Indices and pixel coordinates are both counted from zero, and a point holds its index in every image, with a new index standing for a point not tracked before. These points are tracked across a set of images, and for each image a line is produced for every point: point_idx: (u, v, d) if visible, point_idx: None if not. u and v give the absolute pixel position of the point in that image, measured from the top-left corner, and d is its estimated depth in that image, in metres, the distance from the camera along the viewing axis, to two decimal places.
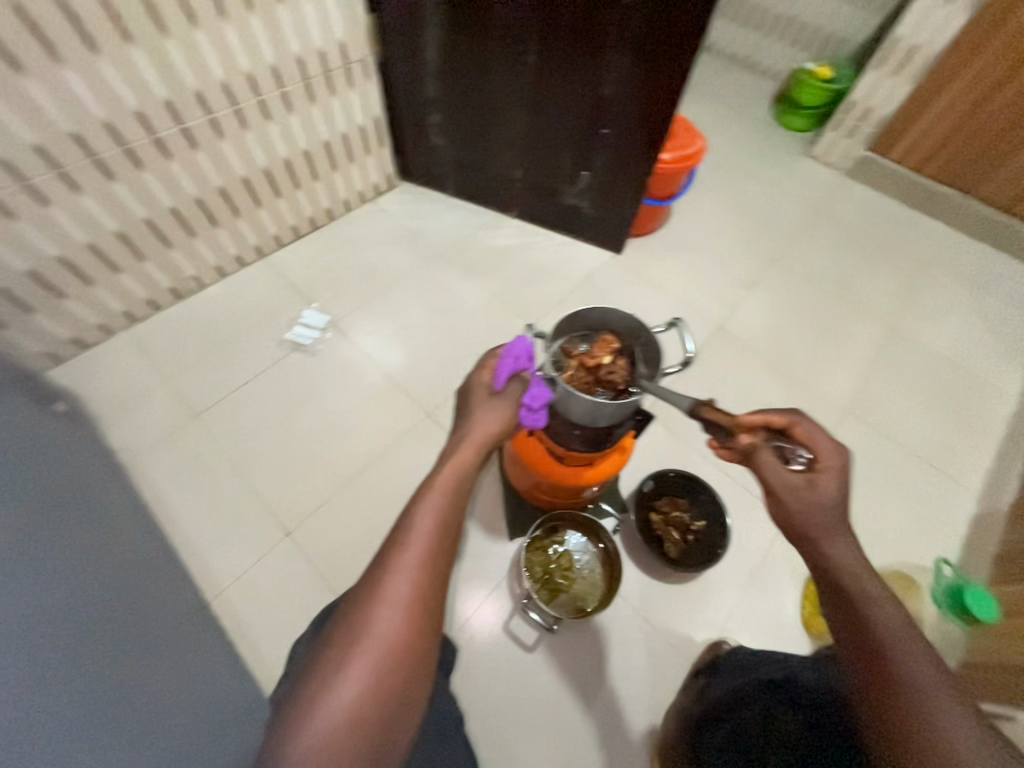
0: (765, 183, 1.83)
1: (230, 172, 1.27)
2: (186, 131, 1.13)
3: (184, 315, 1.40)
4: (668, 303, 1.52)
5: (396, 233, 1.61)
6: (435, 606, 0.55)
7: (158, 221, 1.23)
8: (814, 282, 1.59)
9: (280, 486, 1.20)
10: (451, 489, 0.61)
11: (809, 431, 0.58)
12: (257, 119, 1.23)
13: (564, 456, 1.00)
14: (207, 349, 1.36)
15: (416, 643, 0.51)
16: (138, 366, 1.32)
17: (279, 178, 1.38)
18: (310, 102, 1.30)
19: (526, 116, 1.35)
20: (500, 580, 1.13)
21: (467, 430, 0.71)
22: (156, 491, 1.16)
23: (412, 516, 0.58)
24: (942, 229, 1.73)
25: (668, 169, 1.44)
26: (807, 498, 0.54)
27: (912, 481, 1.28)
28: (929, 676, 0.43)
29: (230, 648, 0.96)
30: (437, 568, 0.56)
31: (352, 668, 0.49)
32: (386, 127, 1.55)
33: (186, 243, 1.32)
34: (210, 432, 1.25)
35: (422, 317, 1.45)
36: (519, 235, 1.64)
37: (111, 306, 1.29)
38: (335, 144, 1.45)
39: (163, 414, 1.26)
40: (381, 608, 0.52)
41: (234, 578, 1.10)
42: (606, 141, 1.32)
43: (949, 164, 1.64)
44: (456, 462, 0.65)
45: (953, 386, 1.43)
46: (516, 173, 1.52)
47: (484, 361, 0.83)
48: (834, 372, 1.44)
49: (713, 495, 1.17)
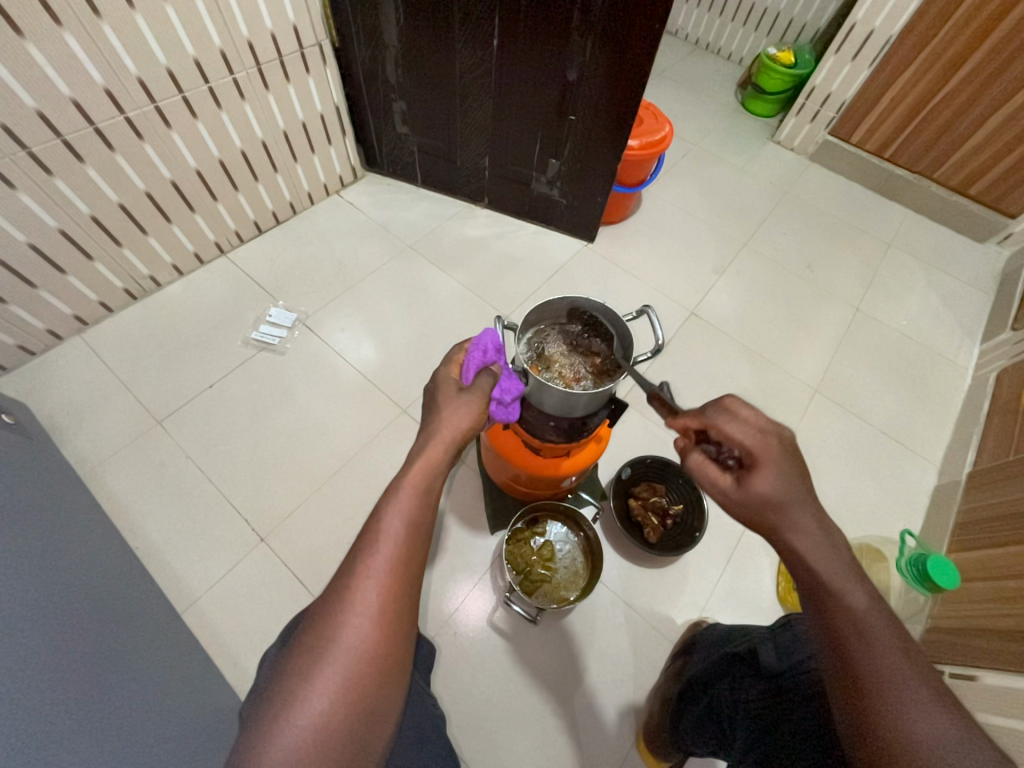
0: (733, 168, 1.84)
1: (182, 165, 1.20)
2: (130, 121, 1.06)
3: (140, 316, 1.33)
4: (641, 290, 1.52)
5: (363, 225, 1.56)
6: (406, 610, 0.52)
7: (105, 218, 1.15)
8: (782, 265, 1.61)
9: (252, 489, 1.14)
10: (423, 486, 0.59)
11: (721, 425, 0.52)
12: (207, 108, 1.15)
13: (539, 448, 0.97)
14: (167, 350, 1.29)
15: (387, 649, 0.49)
16: (92, 371, 1.24)
17: (236, 171, 1.32)
18: (264, 89, 1.23)
19: (492, 102, 1.31)
20: (482, 575, 1.11)
21: (439, 423, 0.68)
22: (117, 502, 1.09)
23: (385, 509, 0.56)
24: (902, 211, 1.77)
25: (637, 155, 1.43)
26: (736, 500, 0.48)
27: (878, 457, 1.31)
28: (899, 673, 0.37)
29: (203, 662, 0.91)
30: (410, 559, 0.53)
31: (318, 682, 0.45)
32: (344, 115, 1.49)
33: (138, 241, 1.24)
34: (175, 437, 1.18)
35: (392, 310, 1.41)
36: (490, 224, 1.60)
37: (60, 310, 1.21)
38: (294, 133, 1.38)
39: (121, 420, 1.19)
40: (348, 615, 0.49)
41: (209, 586, 1.03)
42: (573, 127, 1.29)
43: (906, 147, 1.68)
44: (425, 459, 0.62)
45: (915, 363, 1.47)
46: (483, 161, 1.48)
47: (450, 356, 0.81)
48: (803, 353, 1.46)
49: (682, 476, 1.17)
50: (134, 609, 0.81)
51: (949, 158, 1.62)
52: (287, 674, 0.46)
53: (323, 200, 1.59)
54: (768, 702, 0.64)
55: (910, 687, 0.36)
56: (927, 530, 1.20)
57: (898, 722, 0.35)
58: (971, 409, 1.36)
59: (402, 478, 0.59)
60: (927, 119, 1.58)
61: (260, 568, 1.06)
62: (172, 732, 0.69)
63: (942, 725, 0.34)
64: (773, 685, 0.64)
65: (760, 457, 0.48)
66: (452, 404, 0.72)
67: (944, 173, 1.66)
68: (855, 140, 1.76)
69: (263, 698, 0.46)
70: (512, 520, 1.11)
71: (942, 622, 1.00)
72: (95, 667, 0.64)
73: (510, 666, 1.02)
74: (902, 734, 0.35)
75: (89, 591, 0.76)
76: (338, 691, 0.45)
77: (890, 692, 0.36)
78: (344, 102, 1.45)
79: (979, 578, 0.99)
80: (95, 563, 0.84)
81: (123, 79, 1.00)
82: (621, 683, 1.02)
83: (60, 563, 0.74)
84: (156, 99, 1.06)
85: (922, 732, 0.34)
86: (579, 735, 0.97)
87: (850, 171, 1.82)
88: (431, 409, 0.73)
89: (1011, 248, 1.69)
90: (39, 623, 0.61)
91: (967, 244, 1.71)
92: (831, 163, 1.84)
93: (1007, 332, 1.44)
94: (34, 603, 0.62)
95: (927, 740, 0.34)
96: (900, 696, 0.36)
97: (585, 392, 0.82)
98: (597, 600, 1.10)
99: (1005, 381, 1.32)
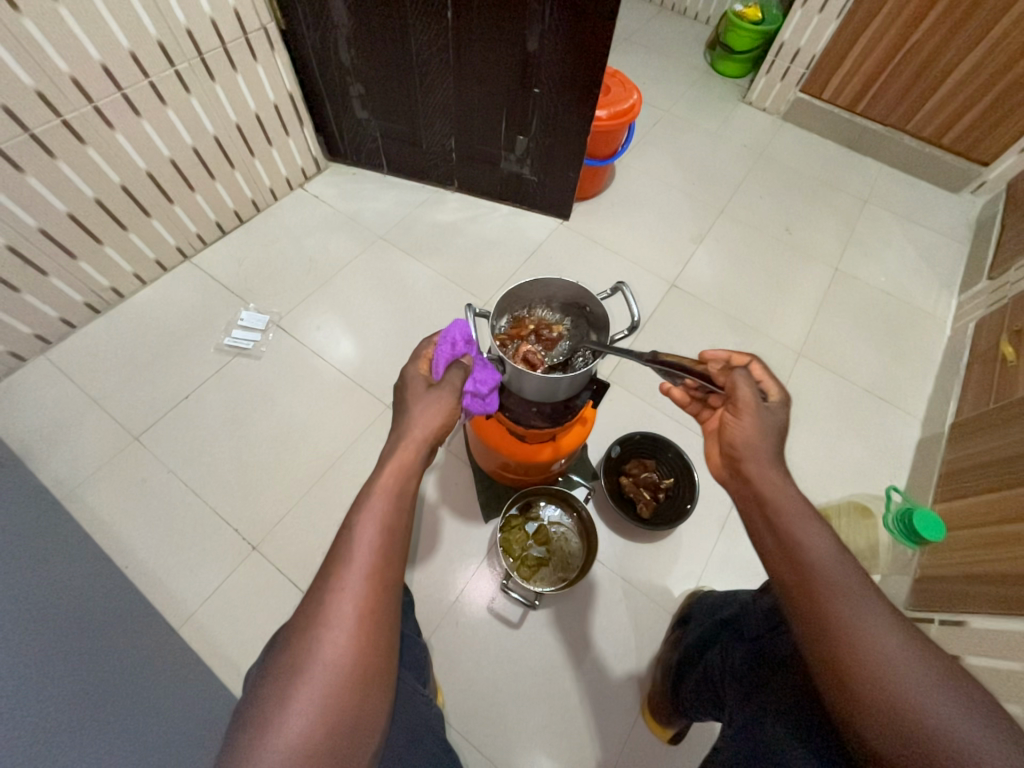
0: (706, 133, 1.78)
1: (131, 168, 1.12)
2: (68, 125, 0.98)
3: (106, 330, 1.26)
4: (620, 265, 1.47)
5: (331, 218, 1.49)
6: (387, 620, 0.49)
7: (55, 231, 1.08)
8: (760, 229, 1.58)
9: (238, 502, 1.10)
10: (396, 487, 0.55)
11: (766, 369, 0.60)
12: (152, 105, 1.08)
13: (524, 435, 0.94)
14: (137, 362, 1.23)
15: (368, 661, 0.46)
16: (60, 392, 1.18)
17: (191, 170, 1.24)
18: (211, 81, 1.15)
19: (453, 79, 1.23)
20: (479, 563, 1.09)
21: (410, 418, 0.64)
22: (101, 525, 1.04)
23: (356, 514, 0.53)
24: (877, 166, 1.74)
25: (607, 126, 1.37)
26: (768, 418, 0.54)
27: (865, 416, 1.31)
28: (856, 592, 0.40)
29: (207, 678, 0.89)
30: (386, 562, 0.51)
31: (296, 703, 0.43)
32: (301, 104, 1.41)
33: (94, 251, 1.17)
34: (156, 454, 1.13)
35: (367, 302, 1.36)
36: (461, 208, 1.54)
37: (19, 330, 1.14)
38: (248, 126, 1.29)
39: (96, 440, 1.13)
40: (324, 631, 0.46)
41: (204, 599, 1.00)
42: (539, 101, 1.23)
43: (878, 100, 1.64)
44: (395, 461, 0.58)
45: (896, 320, 1.46)
46: (449, 144, 1.41)
47: (418, 351, 0.76)
48: (787, 317, 1.44)
49: (670, 451, 1.16)
50: (133, 632, 0.79)
51: (921, 108, 1.59)
52: (263, 698, 0.44)
53: (287, 195, 1.51)
54: (751, 662, 0.62)
55: (865, 606, 0.39)
56: (914, 483, 1.21)
57: (864, 637, 0.38)
58: (951, 360, 1.36)
59: (373, 484, 0.55)
60: (897, 69, 1.54)
61: (254, 579, 1.03)
62: (179, 757, 0.66)
63: (896, 635, 0.38)
64: (757, 647, 0.62)
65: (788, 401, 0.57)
66: (422, 401, 0.67)
67: (917, 125, 1.63)
68: (827, 97, 1.71)
69: (239, 725, 0.43)
70: (505, 507, 1.09)
71: (932, 572, 1.00)
72: (86, 706, 0.61)
73: (515, 652, 1.01)
74: (867, 648, 0.38)
75: (89, 615, 0.74)
76: (319, 711, 0.43)
77: (854, 612, 0.39)
78: (298, 89, 1.37)
79: (964, 526, 1.00)
80: (95, 582, 0.83)
81: (53, 77, 0.92)
82: (627, 660, 1.02)
83: (54, 593, 0.72)
84: (94, 99, 0.99)
85: (885, 647, 0.37)
86: (588, 714, 0.97)
87: (824, 129, 1.77)
88: (399, 408, 0.68)
89: (984, 197, 1.67)
90: (26, 672, 0.58)
91: (941, 195, 1.69)
92: (805, 121, 1.79)
93: (984, 281, 1.43)
94: (17, 649, 0.59)
95: (890, 649, 0.37)
96: (863, 614, 0.39)
97: (565, 376, 0.79)
98: (596, 580, 1.09)
99: (984, 330, 1.32)
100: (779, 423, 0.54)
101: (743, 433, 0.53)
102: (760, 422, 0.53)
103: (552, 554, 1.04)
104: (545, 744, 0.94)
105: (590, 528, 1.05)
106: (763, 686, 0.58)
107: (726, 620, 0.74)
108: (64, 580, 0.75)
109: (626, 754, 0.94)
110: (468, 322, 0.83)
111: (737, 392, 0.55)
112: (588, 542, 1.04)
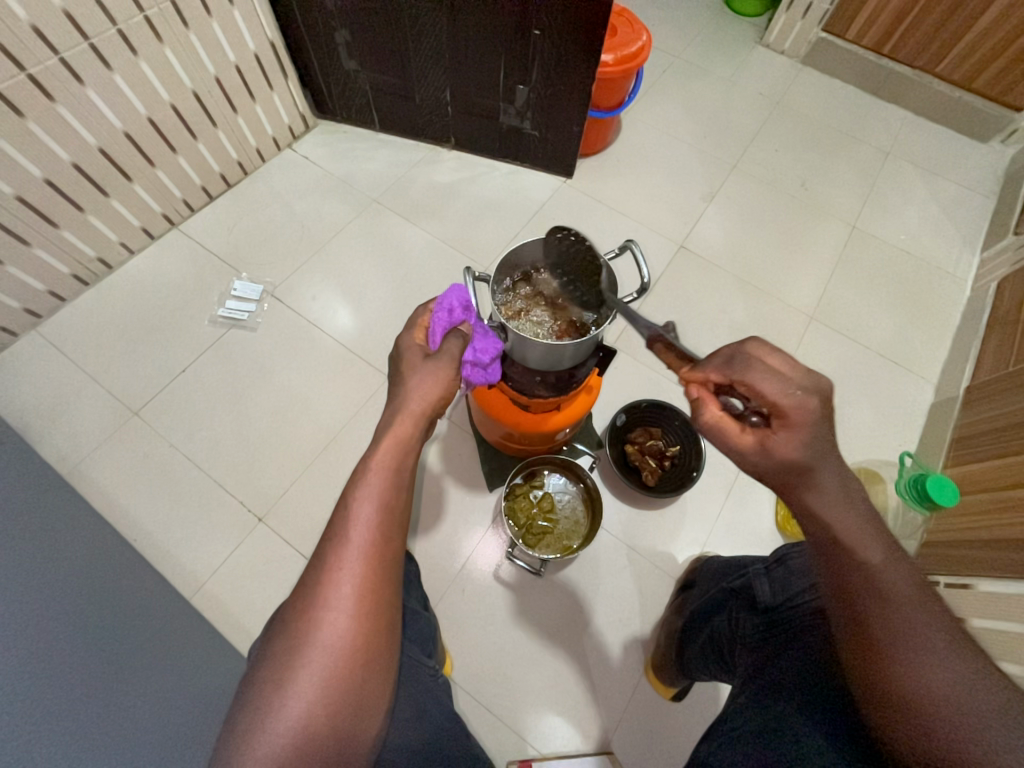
0: (718, 80, 1.63)
1: (107, 128, 1.02)
2: (34, 80, 0.88)
3: (97, 302, 1.19)
4: (625, 226, 1.38)
5: (322, 180, 1.38)
6: (388, 599, 0.45)
7: (33, 197, 0.99)
8: (774, 184, 1.46)
9: (240, 477, 1.06)
10: (395, 462, 0.50)
11: (753, 382, 0.44)
12: (122, 55, 0.97)
13: (527, 405, 0.89)
14: (130, 335, 1.17)
15: (370, 641, 0.42)
16: (55, 367, 1.12)
17: (170, 129, 1.13)
18: (185, 27, 1.03)
19: (446, 23, 1.10)
20: (485, 529, 1.06)
21: (407, 387, 0.58)
22: (106, 502, 1.01)
23: (355, 481, 0.48)
24: (901, 114, 1.58)
25: (613, 73, 1.24)
26: (756, 464, 0.45)
27: (883, 382, 1.24)
28: (918, 621, 0.37)
29: (223, 644, 0.87)
30: (384, 540, 0.46)
31: (295, 683, 0.39)
32: (284, 52, 1.27)
33: (76, 220, 1.09)
34: (156, 429, 1.09)
35: (361, 267, 1.28)
36: (458, 168, 1.42)
37: (7, 305, 1.08)
38: (229, 80, 1.17)
39: (94, 416, 1.09)
40: (321, 610, 0.42)
41: (213, 570, 0.98)
42: (539, 45, 1.10)
43: (906, 40, 1.48)
44: (393, 435, 0.52)
45: (915, 280, 1.37)
46: (444, 96, 1.28)
47: (414, 319, 0.69)
48: (801, 278, 1.35)
49: (678, 419, 1.10)
50: (151, 613, 0.77)
51: (952, 50, 1.44)
52: (260, 680, 0.40)
53: (274, 155, 1.40)
54: (765, 636, 0.58)
55: (929, 639, 0.36)
56: (927, 445, 1.15)
57: (911, 671, 0.36)
58: (971, 319, 1.28)
59: (368, 458, 0.50)
60: (928, 6, 1.39)
61: (260, 550, 1.00)
62: (198, 738, 0.66)
63: (966, 677, 0.35)
64: (769, 618, 0.58)
65: (794, 419, 0.43)
66: (419, 372, 0.60)
67: (947, 67, 1.48)
68: (851, 37, 1.55)
69: (236, 706, 0.40)
70: (509, 477, 1.05)
71: (943, 537, 0.96)
72: (107, 688, 0.60)
73: (523, 623, 0.99)
74: (929, 691, 0.35)
75: (108, 594, 0.72)
76: (319, 693, 0.39)
77: (915, 654, 0.36)
78: (279, 37, 1.23)
79: (979, 489, 0.94)
80: (110, 555, 0.81)
81: (12, 25, 0.82)
82: (633, 625, 1.00)
83: (68, 574, 0.69)
84: (60, 50, 0.88)
85: (930, 674, 0.35)
86: (599, 678, 0.96)
87: (846, 75, 1.62)
88: (395, 380, 0.61)
89: (1016, 145, 1.53)
90: (53, 662, 0.56)
91: (967, 144, 1.56)
92: (826, 67, 1.63)
93: (1009, 236, 1.33)
94: (39, 637, 0.57)
95: (951, 689, 0.35)
96: (927, 654, 0.36)
97: (571, 344, 0.73)
98: (601, 548, 1.06)
99: (1006, 287, 1.23)
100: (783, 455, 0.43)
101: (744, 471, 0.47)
102: (752, 462, 0.45)
103: (556, 521, 1.01)
104: (556, 708, 0.94)
105: (596, 495, 1.02)
106: (778, 662, 0.54)
107: (733, 587, 0.70)
108: (76, 565, 0.72)
109: (630, 715, 0.94)
110: (464, 285, 0.74)
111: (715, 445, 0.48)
112: (593, 508, 1.01)
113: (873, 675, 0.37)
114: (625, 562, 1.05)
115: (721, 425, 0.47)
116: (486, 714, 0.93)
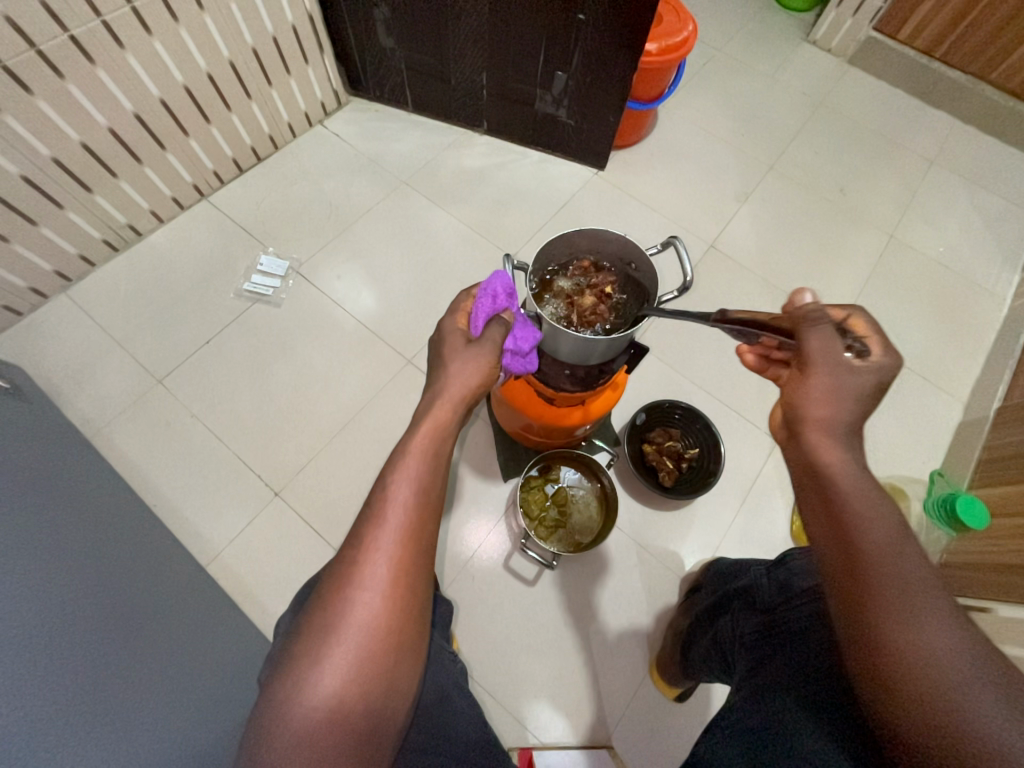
0: (760, 76, 1.57)
1: (144, 93, 1.01)
2: (76, 42, 0.87)
3: (125, 269, 1.19)
4: (655, 221, 1.34)
5: (351, 158, 1.36)
6: (422, 585, 0.44)
7: (69, 161, 0.99)
8: (812, 187, 1.41)
9: (257, 452, 1.06)
10: (435, 446, 0.48)
11: (866, 321, 0.47)
12: (163, 21, 0.95)
13: (552, 398, 0.87)
14: (158, 304, 1.17)
15: (404, 624, 0.41)
16: (81, 330, 1.13)
17: (205, 98, 1.11)
18: None
19: (489, 4, 1.07)
20: (497, 519, 1.05)
21: (447, 372, 0.56)
22: (126, 469, 1.02)
23: (394, 460, 0.47)
24: (949, 120, 1.52)
25: (656, 63, 1.20)
26: (842, 379, 0.45)
27: (913, 398, 1.20)
28: (915, 581, 0.36)
29: (236, 614, 0.88)
30: (421, 525, 0.44)
31: (329, 660, 0.38)
32: (322, 25, 1.24)
33: (109, 185, 1.08)
34: (178, 399, 1.09)
35: (385, 249, 1.26)
36: (490, 153, 1.39)
37: (38, 266, 1.08)
38: (265, 51, 1.15)
39: (118, 382, 1.09)
40: (355, 591, 0.41)
41: (229, 540, 0.99)
42: (583, 31, 1.06)
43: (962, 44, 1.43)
44: (432, 419, 0.50)
45: (952, 294, 1.32)
46: (481, 79, 1.25)
47: (455, 304, 0.67)
48: (834, 286, 1.30)
49: (698, 423, 1.08)
50: (172, 583, 0.78)
51: (1010, 55, 1.39)
52: (292, 656, 0.39)
53: (305, 131, 1.38)
54: (759, 637, 0.55)
55: (927, 600, 0.35)
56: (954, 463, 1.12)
57: (909, 622, 0.35)
58: (1009, 338, 1.24)
59: (406, 442, 0.48)
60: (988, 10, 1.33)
61: (275, 527, 1.00)
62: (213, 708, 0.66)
63: (959, 639, 0.34)
64: (767, 619, 0.56)
65: (880, 361, 0.45)
66: (459, 358, 0.58)
67: (1001, 75, 1.43)
68: (903, 37, 1.49)
69: (269, 681, 0.39)
70: (525, 468, 1.04)
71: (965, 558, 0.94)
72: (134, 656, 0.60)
73: (532, 614, 0.99)
74: (911, 643, 0.34)
75: (130, 562, 0.73)
76: (352, 671, 0.38)
77: (904, 605, 0.35)
78: (318, 10, 1.20)
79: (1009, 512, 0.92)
80: (130, 523, 0.81)
81: None
82: (643, 626, 0.99)
83: (94, 541, 0.70)
84: (102, 12, 0.87)
85: (927, 630, 0.34)
86: (605, 677, 0.95)
87: (893, 76, 1.55)
88: (435, 364, 0.60)
89: None
90: (81, 623, 0.56)
91: (1016, 155, 1.49)
92: (873, 67, 1.56)
93: None
94: (71, 595, 0.58)
95: (937, 646, 0.34)
96: (915, 610, 0.35)
97: (606, 338, 0.71)
98: (614, 546, 1.05)
99: None
100: (853, 389, 0.45)
101: (810, 393, 0.46)
102: (833, 382, 0.45)
103: (569, 516, 1.00)
104: (562, 702, 0.93)
105: (613, 492, 1.00)
106: (769, 662, 0.51)
107: (739, 588, 0.68)
108: (102, 531, 0.73)
109: (633, 713, 0.93)
110: (506, 271, 0.72)
111: (806, 346, 0.47)
112: (607, 506, 0.99)
113: (869, 627, 0.36)
114: (637, 561, 1.04)
115: (821, 338, 0.47)
116: (490, 703, 0.92)
